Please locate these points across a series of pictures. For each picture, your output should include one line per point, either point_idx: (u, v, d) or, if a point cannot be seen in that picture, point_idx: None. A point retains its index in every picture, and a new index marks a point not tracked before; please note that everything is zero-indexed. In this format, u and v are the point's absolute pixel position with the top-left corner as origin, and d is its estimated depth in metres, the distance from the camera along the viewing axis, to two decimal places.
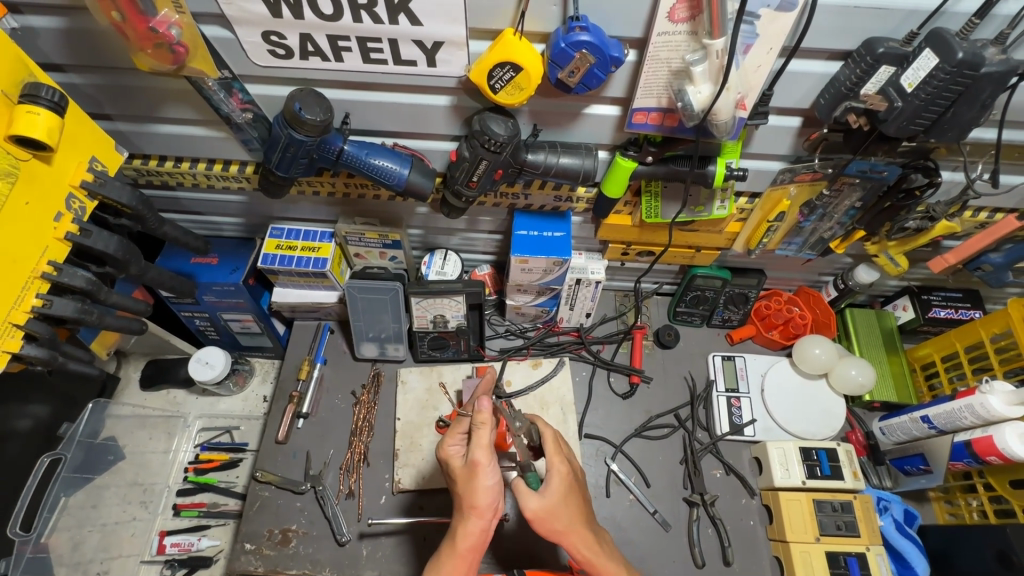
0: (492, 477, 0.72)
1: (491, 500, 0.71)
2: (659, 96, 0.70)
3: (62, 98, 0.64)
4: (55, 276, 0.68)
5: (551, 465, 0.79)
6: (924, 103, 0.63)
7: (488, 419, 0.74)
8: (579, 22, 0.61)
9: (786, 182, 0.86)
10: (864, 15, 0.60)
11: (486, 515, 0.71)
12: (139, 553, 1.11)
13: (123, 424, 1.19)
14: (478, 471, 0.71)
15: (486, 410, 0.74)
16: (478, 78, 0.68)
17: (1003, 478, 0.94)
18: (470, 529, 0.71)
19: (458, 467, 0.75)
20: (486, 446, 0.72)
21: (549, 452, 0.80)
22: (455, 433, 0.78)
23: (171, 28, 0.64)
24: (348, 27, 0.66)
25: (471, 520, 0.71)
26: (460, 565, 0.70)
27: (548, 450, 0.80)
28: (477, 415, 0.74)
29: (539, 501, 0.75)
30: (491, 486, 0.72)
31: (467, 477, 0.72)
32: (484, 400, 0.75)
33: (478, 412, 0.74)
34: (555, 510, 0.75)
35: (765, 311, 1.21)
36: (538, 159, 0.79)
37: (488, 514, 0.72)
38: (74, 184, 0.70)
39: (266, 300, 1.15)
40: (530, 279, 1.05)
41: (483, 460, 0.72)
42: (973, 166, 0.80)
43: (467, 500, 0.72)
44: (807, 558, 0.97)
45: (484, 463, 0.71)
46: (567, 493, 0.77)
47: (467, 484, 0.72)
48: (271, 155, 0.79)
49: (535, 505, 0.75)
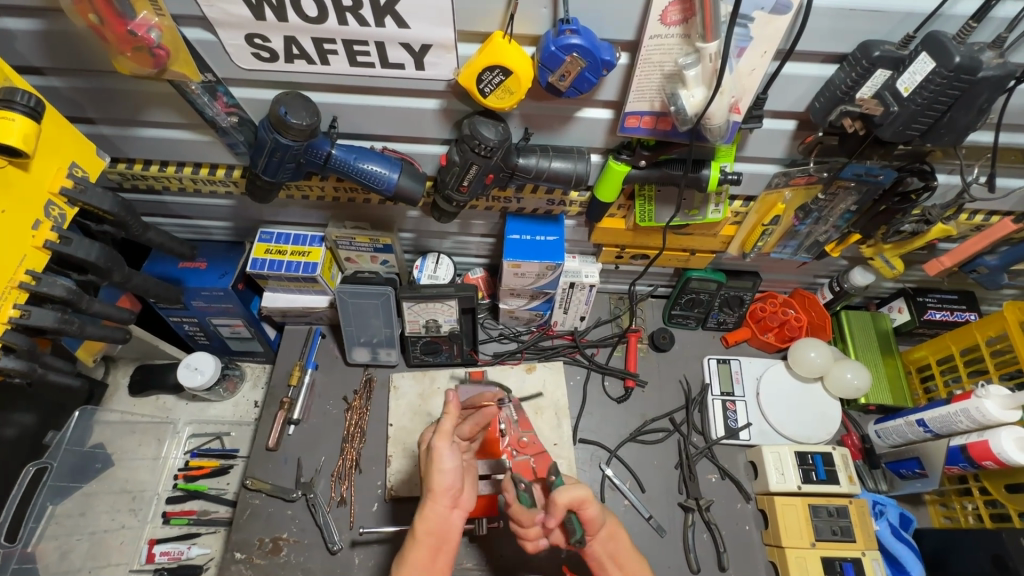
0: (452, 458, 0.68)
1: (450, 483, 0.67)
2: (651, 100, 0.68)
3: (38, 103, 0.63)
4: (34, 286, 0.66)
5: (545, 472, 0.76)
6: (921, 107, 0.62)
7: (453, 409, 0.71)
8: (569, 24, 0.60)
9: (780, 186, 0.86)
10: (859, 18, 0.59)
11: (444, 498, 0.67)
12: (128, 562, 1.10)
13: (112, 430, 1.15)
14: (435, 452, 0.67)
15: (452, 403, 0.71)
16: (467, 82, 0.66)
17: (999, 482, 0.93)
18: (428, 514, 0.66)
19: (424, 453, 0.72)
20: (446, 430, 0.68)
21: None
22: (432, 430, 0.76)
23: (151, 31, 0.63)
24: (333, 30, 0.64)
25: (429, 504, 0.67)
26: (417, 551, 0.65)
27: None
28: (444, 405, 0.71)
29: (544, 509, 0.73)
30: (449, 467, 0.67)
31: (427, 460, 0.69)
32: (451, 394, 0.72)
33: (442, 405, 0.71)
34: (556, 513, 0.73)
35: (760, 313, 1.20)
36: (529, 163, 0.77)
37: (448, 499, 0.67)
38: (54, 190, 0.68)
39: (256, 305, 1.13)
40: (524, 284, 1.04)
41: (440, 443, 0.67)
42: (969, 170, 0.80)
43: (425, 483, 0.68)
44: (803, 564, 0.96)
45: (439, 443, 0.67)
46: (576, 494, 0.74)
47: (426, 466, 0.69)
48: (256, 160, 0.78)
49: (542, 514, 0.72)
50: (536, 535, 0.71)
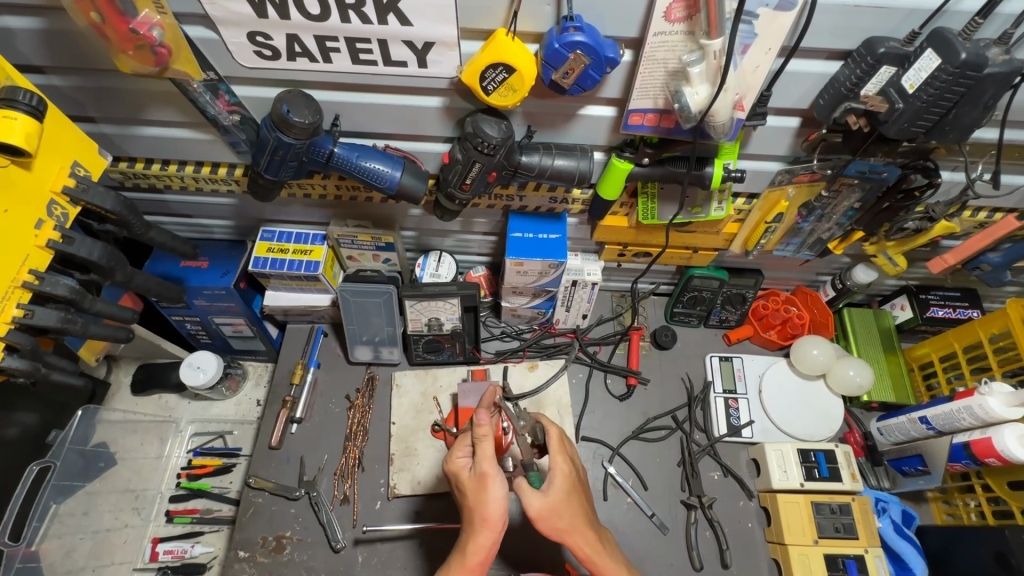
0: (502, 487, 0.71)
1: (504, 513, 0.70)
2: (655, 97, 0.68)
3: (40, 102, 0.62)
4: (37, 285, 0.66)
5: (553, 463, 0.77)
6: (926, 104, 0.61)
7: (489, 429, 0.73)
8: (573, 22, 0.59)
9: (784, 183, 0.85)
10: (864, 14, 0.58)
11: (497, 529, 0.70)
12: (132, 560, 1.11)
13: (113, 429, 1.14)
14: (488, 482, 0.70)
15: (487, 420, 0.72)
16: (470, 80, 0.66)
17: (1001, 479, 0.93)
18: (480, 543, 0.70)
19: (466, 479, 0.74)
20: (492, 456, 0.72)
21: (555, 450, 0.79)
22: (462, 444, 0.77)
23: (153, 29, 0.62)
24: (336, 27, 0.64)
25: (481, 534, 0.70)
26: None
27: (551, 447, 0.79)
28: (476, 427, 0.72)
29: (541, 500, 0.74)
30: (502, 496, 0.71)
31: (477, 489, 0.71)
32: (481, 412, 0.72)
33: (478, 426, 0.72)
34: (558, 508, 0.74)
35: (762, 311, 1.19)
36: (532, 161, 0.77)
37: (499, 527, 0.71)
38: (56, 189, 0.68)
39: (258, 303, 1.13)
40: (526, 282, 1.04)
41: (492, 472, 0.71)
42: (973, 167, 0.79)
43: (478, 513, 0.70)
44: (806, 561, 0.96)
45: (492, 475, 0.71)
46: (570, 491, 0.76)
47: (477, 495, 0.71)
48: (258, 159, 0.78)
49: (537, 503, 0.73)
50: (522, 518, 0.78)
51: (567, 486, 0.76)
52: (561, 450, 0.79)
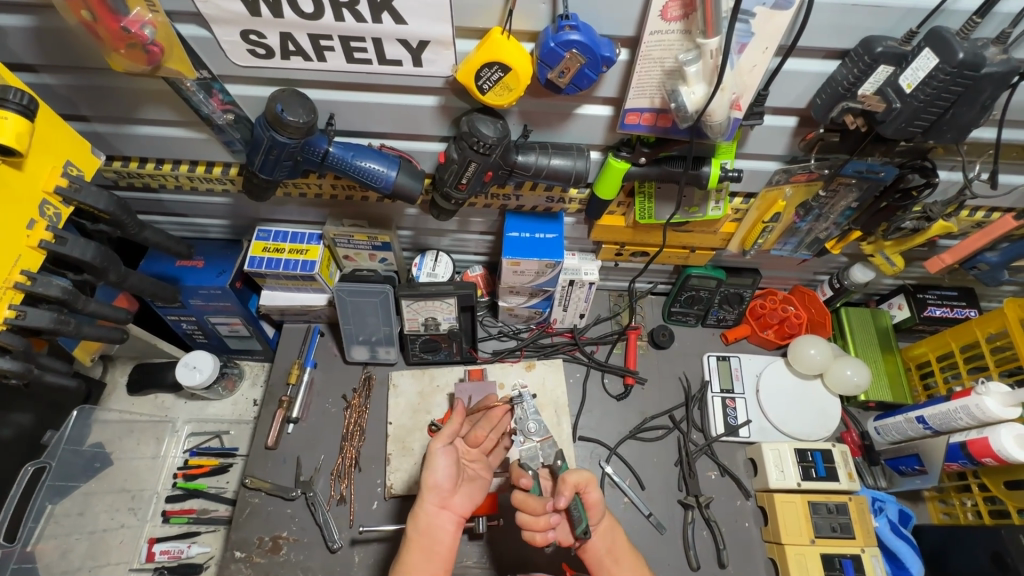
0: (445, 459, 0.73)
1: (439, 482, 0.72)
2: (652, 97, 0.68)
3: (31, 102, 0.62)
4: (29, 286, 0.65)
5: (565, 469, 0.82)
6: (923, 104, 0.61)
7: (446, 411, 0.77)
8: (568, 21, 0.59)
9: (781, 183, 0.85)
10: (861, 13, 0.58)
11: (435, 496, 0.71)
12: (128, 560, 1.10)
13: (110, 429, 1.15)
14: (429, 454, 0.73)
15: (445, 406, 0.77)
16: (465, 79, 0.66)
17: (998, 479, 0.93)
18: (421, 512, 0.71)
19: None
20: (436, 431, 0.74)
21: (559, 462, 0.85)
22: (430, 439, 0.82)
23: (145, 27, 0.62)
24: (329, 26, 0.63)
25: (421, 506, 0.71)
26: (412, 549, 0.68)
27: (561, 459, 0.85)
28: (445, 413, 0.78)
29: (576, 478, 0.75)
30: (442, 467, 0.72)
31: (422, 464, 0.74)
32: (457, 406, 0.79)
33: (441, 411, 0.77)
34: (590, 489, 0.76)
35: (760, 310, 1.19)
36: (528, 160, 0.77)
37: (437, 497, 0.72)
38: (48, 189, 0.67)
39: (254, 303, 1.13)
40: (523, 281, 1.03)
41: (433, 445, 0.73)
42: (971, 166, 0.79)
43: (418, 485, 0.73)
44: (803, 561, 0.96)
45: (432, 448, 0.73)
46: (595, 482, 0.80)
47: (421, 469, 0.74)
48: (253, 158, 0.77)
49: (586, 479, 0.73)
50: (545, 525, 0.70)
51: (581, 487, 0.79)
52: None
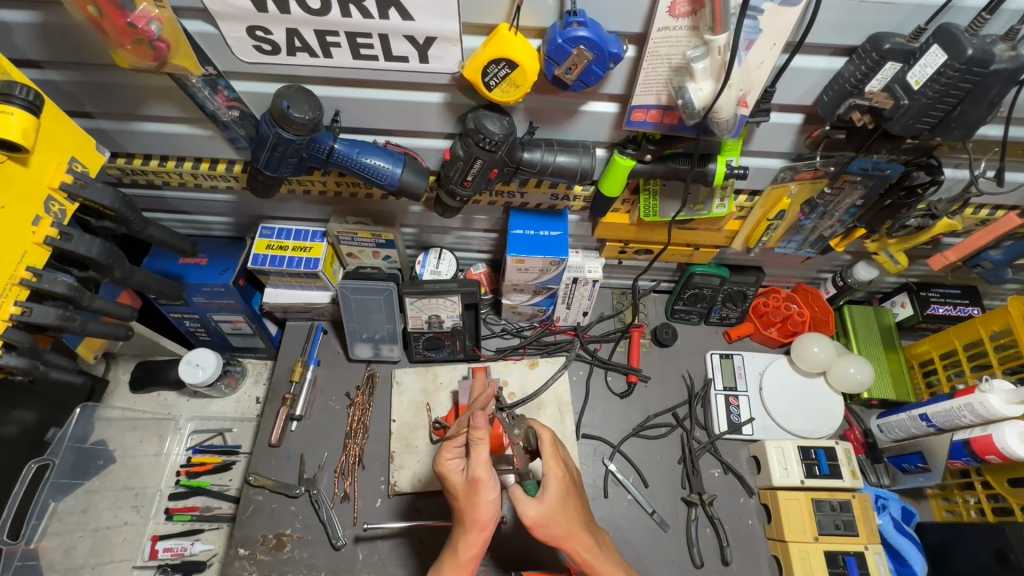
0: (494, 491, 0.72)
1: (496, 512, 0.72)
2: (658, 93, 0.68)
3: (37, 97, 0.62)
4: (34, 282, 0.65)
5: (547, 469, 0.77)
6: (931, 100, 0.61)
7: (485, 435, 0.71)
8: (576, 17, 0.59)
9: (787, 180, 0.85)
10: (870, 9, 0.58)
11: (489, 528, 0.71)
12: (131, 558, 1.10)
13: (113, 427, 1.15)
14: (479, 488, 0.70)
15: (483, 428, 0.70)
16: (472, 75, 0.66)
17: (1001, 476, 0.93)
18: (471, 541, 0.71)
19: (457, 482, 0.73)
20: (487, 463, 0.70)
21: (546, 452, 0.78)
22: (453, 445, 0.75)
23: (151, 23, 0.61)
24: (336, 22, 0.63)
25: (473, 534, 0.71)
26: (462, 573, 0.71)
27: (545, 449, 0.79)
28: (472, 431, 0.71)
29: (538, 508, 0.74)
30: (493, 499, 0.71)
31: (468, 493, 0.71)
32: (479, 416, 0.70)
33: (475, 430, 0.70)
34: (554, 516, 0.74)
35: (763, 308, 1.19)
36: (534, 157, 0.77)
37: (491, 527, 0.72)
38: (53, 186, 0.67)
39: (257, 301, 1.13)
40: (526, 279, 1.03)
41: (484, 477, 0.70)
42: (976, 164, 0.79)
43: (469, 514, 0.71)
44: (806, 558, 0.96)
45: (484, 480, 0.70)
46: (564, 497, 0.76)
47: (468, 499, 0.71)
48: (258, 155, 0.77)
49: (533, 512, 0.73)
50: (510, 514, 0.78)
51: (561, 489, 0.76)
52: (555, 454, 0.78)
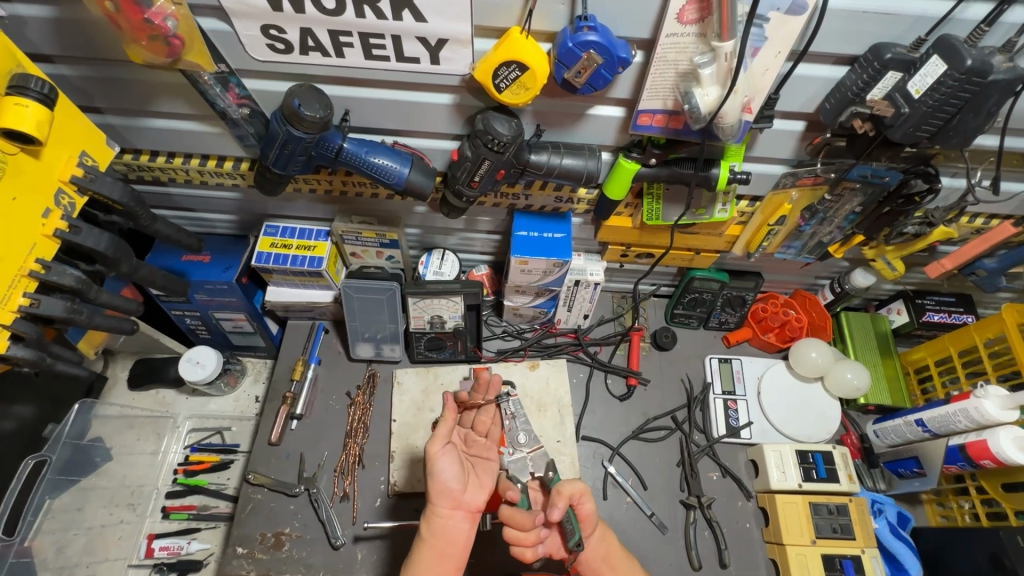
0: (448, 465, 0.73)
1: (449, 486, 0.72)
2: (665, 98, 0.69)
3: (52, 91, 0.62)
4: (43, 274, 0.65)
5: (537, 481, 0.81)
6: (931, 108, 0.63)
7: (446, 413, 0.76)
8: (586, 22, 0.60)
9: (788, 186, 0.86)
10: (872, 20, 0.60)
11: (445, 503, 0.72)
12: (127, 556, 1.09)
13: (110, 424, 1.16)
14: (431, 459, 0.72)
15: (449, 409, 0.78)
16: (482, 77, 0.67)
17: (996, 481, 0.95)
18: (435, 518, 0.72)
19: None
20: (440, 439, 0.73)
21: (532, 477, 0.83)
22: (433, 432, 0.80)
23: (167, 19, 0.62)
24: (351, 22, 0.64)
25: (432, 511, 0.72)
26: (428, 554, 0.70)
27: (532, 471, 0.83)
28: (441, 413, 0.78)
29: (528, 511, 0.75)
30: (449, 473, 0.72)
31: (424, 468, 0.74)
32: (448, 399, 0.80)
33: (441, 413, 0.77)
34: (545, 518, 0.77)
35: (762, 313, 1.20)
36: (541, 159, 0.78)
37: (449, 501, 0.72)
38: (64, 178, 0.68)
39: (259, 299, 1.13)
40: (529, 281, 1.04)
41: (437, 452, 0.72)
42: (973, 173, 0.81)
43: (426, 490, 0.73)
44: (803, 561, 0.97)
45: (436, 453, 0.72)
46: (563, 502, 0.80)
47: (425, 473, 0.73)
48: (267, 152, 0.78)
49: (528, 522, 0.70)
50: (535, 540, 0.70)
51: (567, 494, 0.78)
52: (541, 476, 0.83)
